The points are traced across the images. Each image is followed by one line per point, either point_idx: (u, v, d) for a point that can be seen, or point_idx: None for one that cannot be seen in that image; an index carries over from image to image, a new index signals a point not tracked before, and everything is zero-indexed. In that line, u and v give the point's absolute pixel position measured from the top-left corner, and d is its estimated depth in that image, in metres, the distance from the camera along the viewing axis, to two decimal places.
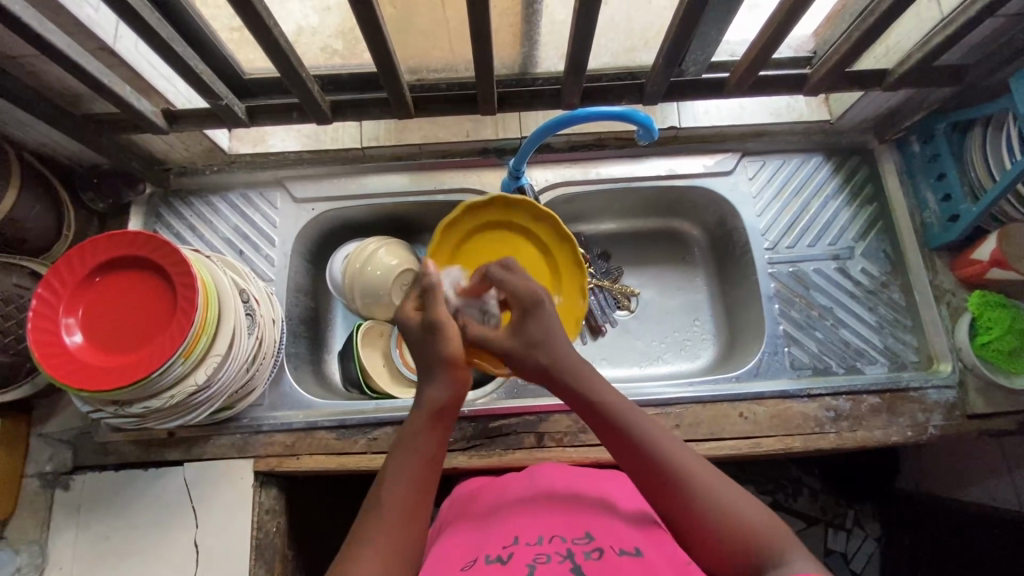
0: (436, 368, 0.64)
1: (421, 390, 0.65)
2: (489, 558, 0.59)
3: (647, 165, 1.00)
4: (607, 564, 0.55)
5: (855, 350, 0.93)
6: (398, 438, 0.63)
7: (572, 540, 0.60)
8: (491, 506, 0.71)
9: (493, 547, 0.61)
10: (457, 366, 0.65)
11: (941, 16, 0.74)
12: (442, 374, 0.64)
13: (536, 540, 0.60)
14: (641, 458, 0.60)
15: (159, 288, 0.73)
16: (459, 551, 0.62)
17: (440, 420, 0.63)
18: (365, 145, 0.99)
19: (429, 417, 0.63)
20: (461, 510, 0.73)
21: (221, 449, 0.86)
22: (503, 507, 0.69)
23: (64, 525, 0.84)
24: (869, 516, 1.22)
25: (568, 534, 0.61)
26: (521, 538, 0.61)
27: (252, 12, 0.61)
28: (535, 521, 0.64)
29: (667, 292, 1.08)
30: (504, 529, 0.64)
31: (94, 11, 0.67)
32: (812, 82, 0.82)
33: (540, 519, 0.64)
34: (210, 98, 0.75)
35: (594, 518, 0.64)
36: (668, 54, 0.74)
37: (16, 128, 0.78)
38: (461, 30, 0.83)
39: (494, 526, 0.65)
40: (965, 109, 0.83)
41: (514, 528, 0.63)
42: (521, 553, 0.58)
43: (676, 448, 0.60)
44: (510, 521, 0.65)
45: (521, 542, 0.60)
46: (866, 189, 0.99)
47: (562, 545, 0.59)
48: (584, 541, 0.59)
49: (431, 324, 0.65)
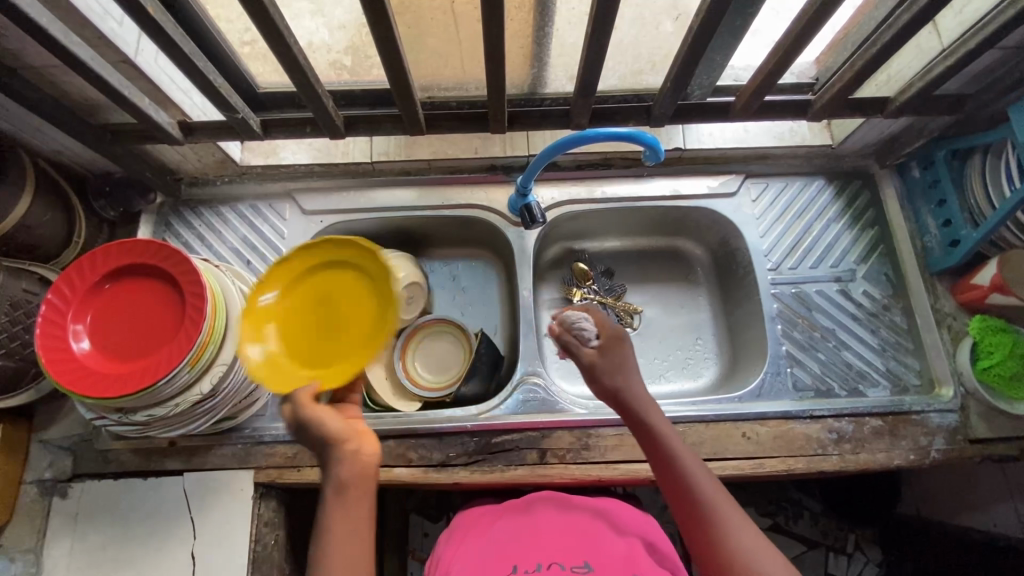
0: (322, 450, 0.61)
1: (330, 466, 0.60)
2: None
3: (653, 184, 1.01)
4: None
5: (857, 372, 0.93)
6: (324, 518, 0.59)
7: (569, 566, 0.65)
8: (494, 528, 0.74)
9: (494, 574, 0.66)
10: (343, 441, 0.60)
11: (940, 48, 0.76)
12: (331, 453, 0.60)
13: (533, 566, 0.66)
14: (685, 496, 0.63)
15: (169, 296, 0.74)
16: None
17: (359, 494, 0.59)
18: (375, 159, 1.00)
19: (335, 497, 0.59)
20: (465, 535, 0.76)
21: (222, 459, 0.86)
22: (503, 533, 0.73)
23: (61, 534, 0.83)
24: (871, 540, 1.21)
25: (566, 559, 0.66)
26: (519, 567, 0.66)
27: (273, 29, 0.62)
28: (533, 547, 0.69)
29: (670, 310, 1.09)
30: (505, 557, 0.68)
31: (118, 25, 0.68)
32: (816, 108, 0.84)
33: (539, 543, 0.69)
34: (227, 112, 0.76)
35: (593, 545, 0.69)
36: (675, 79, 0.76)
37: (32, 136, 0.79)
38: (473, 51, 0.86)
39: (493, 555, 0.69)
40: (965, 138, 0.85)
41: (512, 558, 0.68)
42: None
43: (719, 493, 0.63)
44: (512, 543, 0.71)
45: (520, 570, 0.66)
46: (868, 213, 1.01)
47: (560, 571, 0.64)
48: (581, 569, 0.65)
49: (297, 416, 0.63)
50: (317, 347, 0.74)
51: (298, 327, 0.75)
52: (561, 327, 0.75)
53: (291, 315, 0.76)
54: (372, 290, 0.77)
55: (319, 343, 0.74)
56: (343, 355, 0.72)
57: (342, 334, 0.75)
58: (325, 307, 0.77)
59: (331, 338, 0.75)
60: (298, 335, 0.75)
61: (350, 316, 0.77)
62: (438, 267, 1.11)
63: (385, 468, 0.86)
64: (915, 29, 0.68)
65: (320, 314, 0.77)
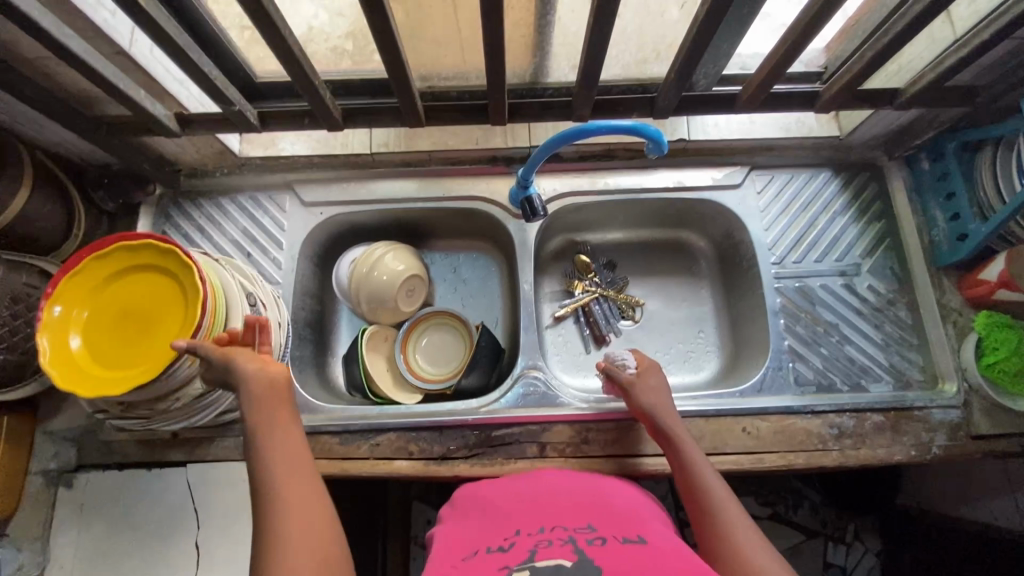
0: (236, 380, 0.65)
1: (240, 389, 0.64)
2: (491, 548, 0.60)
3: (656, 176, 1.00)
4: (610, 547, 0.57)
5: (860, 367, 0.92)
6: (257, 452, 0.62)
7: (574, 528, 0.62)
8: (490, 499, 0.72)
9: (495, 540, 0.62)
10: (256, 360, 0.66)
11: (954, 38, 0.74)
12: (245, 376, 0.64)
13: (538, 530, 0.62)
14: (694, 489, 0.70)
15: (165, 288, 0.72)
16: (453, 550, 0.63)
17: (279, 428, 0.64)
18: (374, 150, 0.99)
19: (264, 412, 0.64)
20: (456, 514, 0.72)
21: (224, 451, 0.87)
22: (505, 501, 0.70)
23: (67, 524, 0.85)
24: (870, 529, 1.24)
25: (570, 523, 0.63)
26: (523, 532, 0.62)
27: (267, 21, 0.61)
28: (538, 515, 0.65)
29: (673, 302, 1.08)
30: (507, 522, 0.65)
31: (111, 15, 0.67)
32: (824, 99, 0.82)
33: (542, 513, 0.66)
34: (224, 104, 0.74)
35: (593, 510, 0.66)
36: (680, 69, 0.75)
37: (28, 127, 0.79)
38: (474, 42, 0.84)
39: (494, 524, 0.66)
40: (977, 129, 0.83)
41: (516, 522, 0.65)
42: (523, 542, 0.60)
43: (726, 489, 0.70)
44: (512, 513, 0.67)
45: (524, 533, 0.62)
46: (875, 205, 0.99)
47: (565, 532, 0.61)
48: (586, 530, 0.61)
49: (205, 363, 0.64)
50: (161, 326, 0.71)
51: (103, 348, 0.70)
52: (607, 364, 0.86)
53: (92, 346, 0.70)
54: (113, 289, 0.73)
55: (141, 343, 0.70)
56: (149, 354, 0.69)
57: (143, 339, 0.71)
58: (123, 311, 0.72)
59: (144, 333, 0.71)
60: (136, 354, 0.70)
61: (148, 299, 0.72)
62: (439, 258, 1.10)
63: (385, 461, 0.86)
64: (929, 18, 0.66)
65: (121, 315, 0.72)
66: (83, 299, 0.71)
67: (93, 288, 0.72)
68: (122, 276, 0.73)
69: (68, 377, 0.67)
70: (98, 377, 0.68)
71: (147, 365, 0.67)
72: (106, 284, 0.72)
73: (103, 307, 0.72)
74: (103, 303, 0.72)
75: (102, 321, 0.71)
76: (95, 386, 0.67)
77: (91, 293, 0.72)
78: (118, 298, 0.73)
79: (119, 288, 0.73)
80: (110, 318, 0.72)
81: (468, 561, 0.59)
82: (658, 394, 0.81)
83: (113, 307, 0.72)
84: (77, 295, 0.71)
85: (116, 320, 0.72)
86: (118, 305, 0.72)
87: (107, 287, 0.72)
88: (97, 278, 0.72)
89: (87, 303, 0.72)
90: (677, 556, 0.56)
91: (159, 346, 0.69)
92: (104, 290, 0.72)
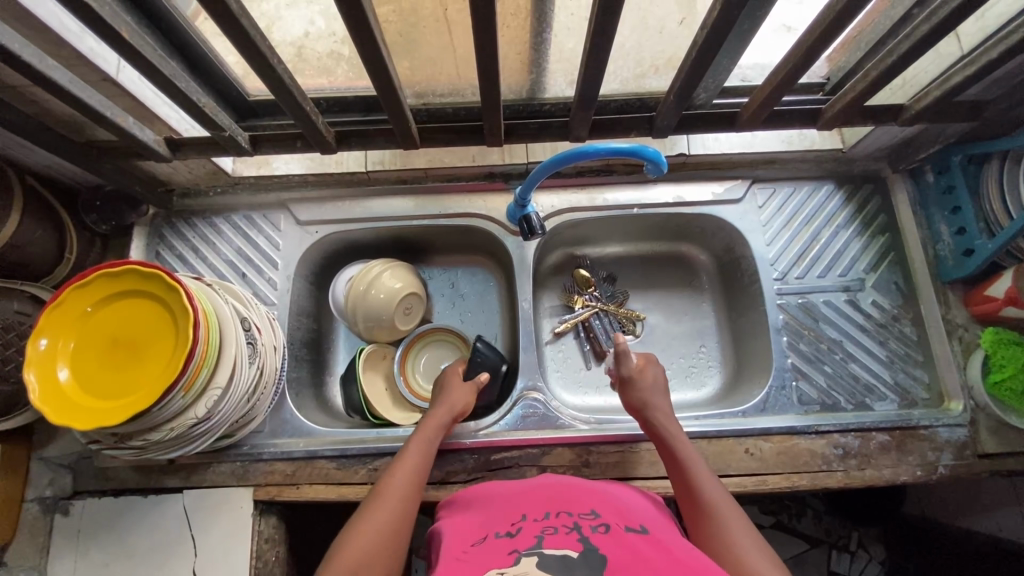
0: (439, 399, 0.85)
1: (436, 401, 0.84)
2: (498, 532, 0.59)
3: (656, 191, 0.98)
4: (617, 538, 0.55)
5: (864, 384, 0.91)
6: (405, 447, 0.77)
7: (578, 514, 0.60)
8: (490, 491, 0.70)
9: (501, 523, 0.60)
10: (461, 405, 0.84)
11: (960, 54, 0.72)
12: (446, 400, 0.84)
13: (543, 515, 0.60)
14: (692, 496, 0.68)
15: (155, 316, 0.71)
16: (455, 536, 0.61)
17: (434, 424, 0.80)
18: (370, 168, 0.97)
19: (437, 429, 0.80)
20: (456, 506, 0.70)
21: (221, 477, 0.86)
22: (503, 493, 0.68)
23: (63, 552, 0.84)
24: (874, 538, 1.19)
25: (574, 508, 0.61)
26: (528, 515, 0.61)
27: (254, 50, 0.60)
28: (540, 500, 0.64)
29: (674, 317, 1.06)
30: (509, 508, 0.64)
31: (97, 42, 0.65)
32: (826, 116, 0.80)
33: (545, 497, 0.64)
34: (213, 129, 0.73)
35: (595, 497, 0.64)
36: (680, 88, 0.73)
37: (17, 151, 0.78)
38: (468, 57, 0.82)
39: (496, 510, 0.64)
40: (982, 143, 0.81)
41: (521, 505, 0.63)
42: (530, 528, 0.58)
43: (723, 494, 0.67)
44: (514, 499, 0.65)
45: (530, 518, 0.60)
46: (878, 219, 0.98)
47: (570, 519, 0.59)
48: (590, 516, 0.60)
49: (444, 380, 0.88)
50: (152, 353, 0.70)
51: (94, 378, 0.69)
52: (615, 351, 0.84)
53: (82, 377, 0.69)
54: (101, 318, 0.71)
55: (133, 371, 0.69)
56: (140, 383, 0.68)
57: (134, 369, 0.69)
58: (112, 340, 0.71)
59: (134, 362, 0.70)
60: (127, 382, 0.69)
61: (138, 327, 0.71)
62: (436, 274, 1.09)
63: None
64: (936, 38, 0.64)
65: (110, 343, 0.71)
66: (71, 330, 0.70)
67: (82, 319, 0.71)
68: (110, 304, 0.72)
69: (59, 410, 0.66)
70: (91, 407, 0.67)
71: (140, 393, 0.67)
72: (94, 314, 0.71)
73: (90, 335, 0.71)
74: (91, 332, 0.71)
75: (90, 350, 0.70)
76: (88, 417, 0.66)
77: (80, 323, 0.71)
78: (108, 327, 0.71)
79: (105, 315, 0.72)
80: (99, 348, 0.71)
81: (477, 547, 0.57)
82: (659, 394, 0.81)
83: (102, 337, 0.71)
84: (65, 327, 0.70)
85: (105, 349, 0.71)
86: (109, 334, 0.71)
87: (94, 316, 0.71)
88: (86, 308, 0.71)
89: (76, 334, 0.71)
90: (679, 549, 0.55)
91: (151, 372, 0.69)
92: (93, 320, 0.71)
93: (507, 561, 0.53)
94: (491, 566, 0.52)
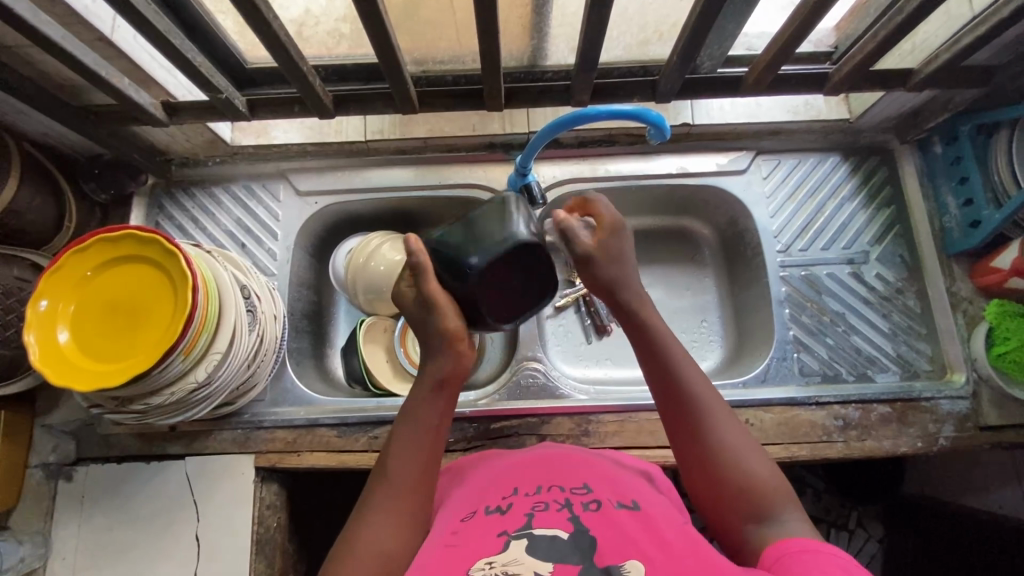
0: (433, 342, 0.63)
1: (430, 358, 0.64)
2: (489, 509, 0.58)
3: (659, 161, 0.97)
4: (607, 516, 0.54)
5: (866, 357, 0.91)
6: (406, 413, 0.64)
7: (569, 489, 0.59)
8: (486, 460, 0.69)
9: (493, 498, 0.60)
10: (458, 340, 0.63)
11: (971, 16, 0.71)
12: (441, 347, 0.63)
13: (535, 489, 0.59)
14: (677, 399, 0.61)
15: (155, 282, 0.71)
16: (446, 512, 0.61)
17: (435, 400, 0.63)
18: (369, 138, 0.96)
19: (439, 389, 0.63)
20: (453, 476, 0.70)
21: (222, 444, 0.87)
22: (495, 462, 0.68)
23: (67, 517, 0.85)
24: (872, 517, 1.18)
25: (566, 481, 0.60)
26: (520, 489, 0.60)
27: (250, 6, 0.59)
28: (532, 471, 0.63)
29: (675, 292, 1.05)
30: (501, 481, 0.63)
31: (91, 0, 0.65)
32: (833, 81, 0.79)
33: (538, 470, 0.63)
34: (210, 91, 0.72)
35: (586, 468, 0.63)
36: (682, 51, 0.71)
37: (14, 115, 0.77)
38: (467, 21, 0.80)
39: (488, 483, 0.63)
40: (989, 113, 0.80)
41: (513, 479, 0.62)
42: (521, 504, 0.57)
43: (704, 382, 0.62)
44: (507, 471, 0.64)
45: (521, 493, 0.59)
46: (884, 191, 0.96)
47: (561, 494, 0.58)
48: (582, 491, 0.58)
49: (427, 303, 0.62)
50: (151, 317, 0.70)
51: (93, 342, 0.69)
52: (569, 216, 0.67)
53: (82, 339, 0.70)
54: (101, 282, 0.71)
55: (133, 335, 0.69)
56: (142, 346, 0.68)
57: (135, 332, 0.69)
58: (112, 305, 0.71)
59: (135, 326, 0.70)
60: (127, 346, 0.69)
61: (138, 293, 0.71)
62: None
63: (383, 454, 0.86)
64: None
65: (109, 308, 0.71)
66: (69, 293, 0.70)
67: (81, 282, 0.71)
68: (111, 268, 0.72)
69: (54, 373, 0.66)
70: (91, 370, 0.67)
71: (139, 356, 0.67)
72: (93, 277, 0.71)
73: (89, 298, 0.71)
74: (90, 296, 0.71)
75: (89, 313, 0.70)
76: (88, 381, 0.66)
77: (80, 286, 0.71)
78: (108, 292, 0.71)
79: (105, 279, 0.71)
80: (98, 312, 0.71)
81: (466, 525, 0.56)
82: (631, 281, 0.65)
83: (102, 301, 0.71)
84: (66, 290, 0.70)
85: (104, 314, 0.71)
86: (107, 298, 0.71)
87: (94, 279, 0.71)
88: (87, 270, 0.71)
89: (75, 296, 0.71)
90: (669, 531, 0.54)
91: (151, 336, 0.68)
92: (92, 282, 0.71)
93: (495, 547, 0.52)
94: (480, 551, 0.52)
